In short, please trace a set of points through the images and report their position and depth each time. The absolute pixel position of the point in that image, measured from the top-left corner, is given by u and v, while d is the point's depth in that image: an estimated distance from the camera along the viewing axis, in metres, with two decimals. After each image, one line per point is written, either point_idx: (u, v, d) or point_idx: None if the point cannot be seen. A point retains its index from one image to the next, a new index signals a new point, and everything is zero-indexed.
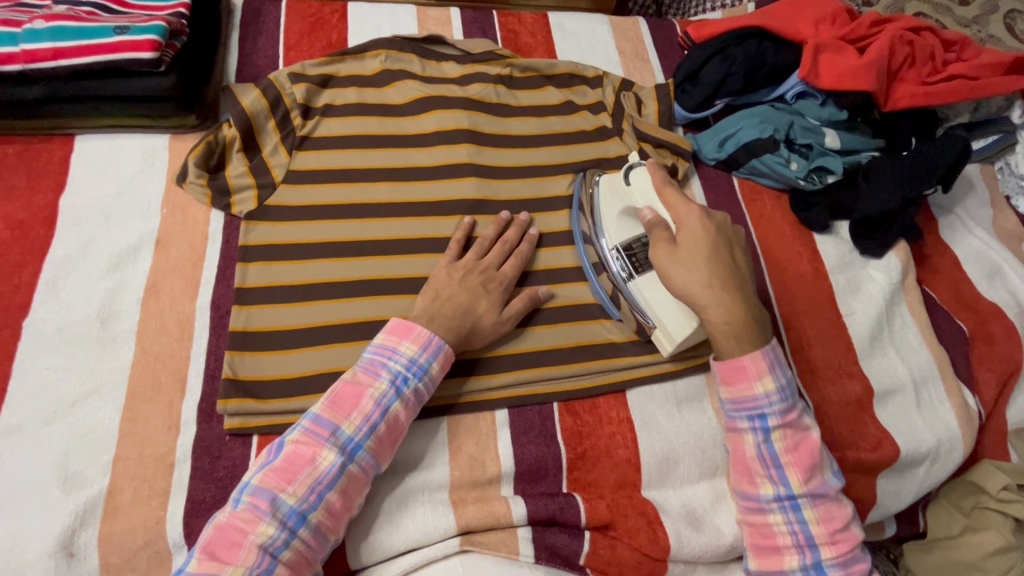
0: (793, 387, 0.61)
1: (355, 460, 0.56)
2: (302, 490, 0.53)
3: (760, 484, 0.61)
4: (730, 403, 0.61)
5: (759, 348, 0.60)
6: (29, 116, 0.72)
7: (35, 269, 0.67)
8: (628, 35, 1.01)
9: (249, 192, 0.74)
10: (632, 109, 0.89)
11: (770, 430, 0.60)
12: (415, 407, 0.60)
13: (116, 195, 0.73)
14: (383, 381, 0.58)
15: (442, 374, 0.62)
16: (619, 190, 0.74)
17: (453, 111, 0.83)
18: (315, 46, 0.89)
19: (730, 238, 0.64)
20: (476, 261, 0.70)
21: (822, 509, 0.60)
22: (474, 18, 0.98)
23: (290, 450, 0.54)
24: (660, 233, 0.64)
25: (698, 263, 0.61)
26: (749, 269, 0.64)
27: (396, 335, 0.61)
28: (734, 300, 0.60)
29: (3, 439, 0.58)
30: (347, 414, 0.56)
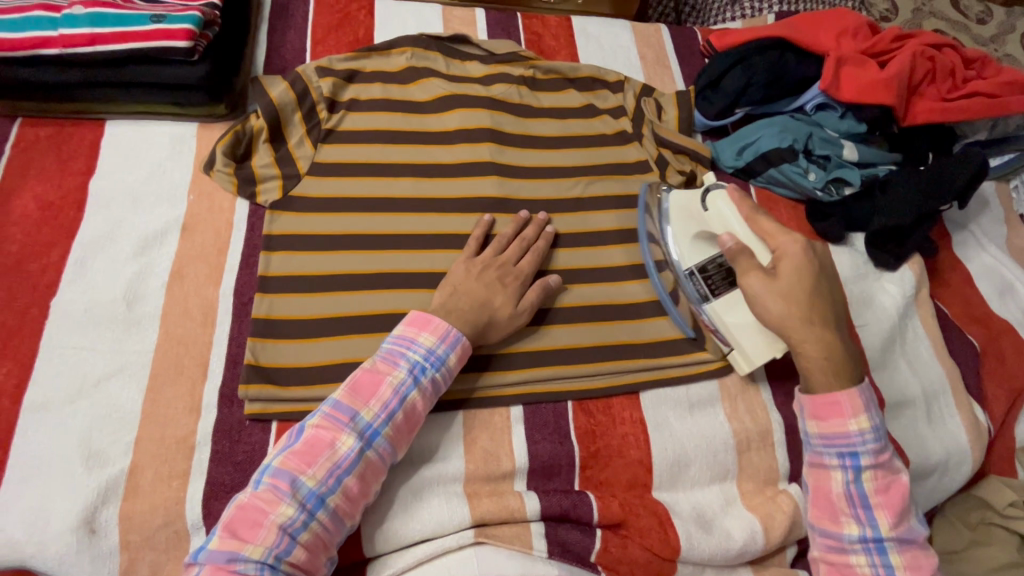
0: (887, 428, 0.60)
1: (373, 446, 0.56)
2: (321, 473, 0.53)
3: (845, 524, 0.60)
4: (821, 437, 0.61)
5: (856, 383, 0.61)
6: (63, 100, 0.74)
7: (64, 250, 0.68)
8: (650, 42, 1.02)
9: (274, 182, 0.75)
10: (653, 114, 0.90)
11: (862, 469, 0.60)
12: (432, 397, 0.61)
13: (144, 180, 0.74)
14: (401, 370, 0.59)
15: (460, 366, 0.63)
16: (694, 212, 0.73)
17: (476, 110, 0.84)
18: (341, 41, 0.90)
19: (828, 270, 0.65)
20: (494, 257, 0.70)
21: (910, 555, 0.59)
22: (499, 19, 0.99)
23: (309, 435, 0.55)
24: (749, 263, 0.64)
25: (799, 298, 0.62)
26: (843, 304, 0.65)
27: (414, 326, 0.62)
28: (829, 335, 0.61)
29: (29, 415, 0.59)
30: (366, 400, 0.57)
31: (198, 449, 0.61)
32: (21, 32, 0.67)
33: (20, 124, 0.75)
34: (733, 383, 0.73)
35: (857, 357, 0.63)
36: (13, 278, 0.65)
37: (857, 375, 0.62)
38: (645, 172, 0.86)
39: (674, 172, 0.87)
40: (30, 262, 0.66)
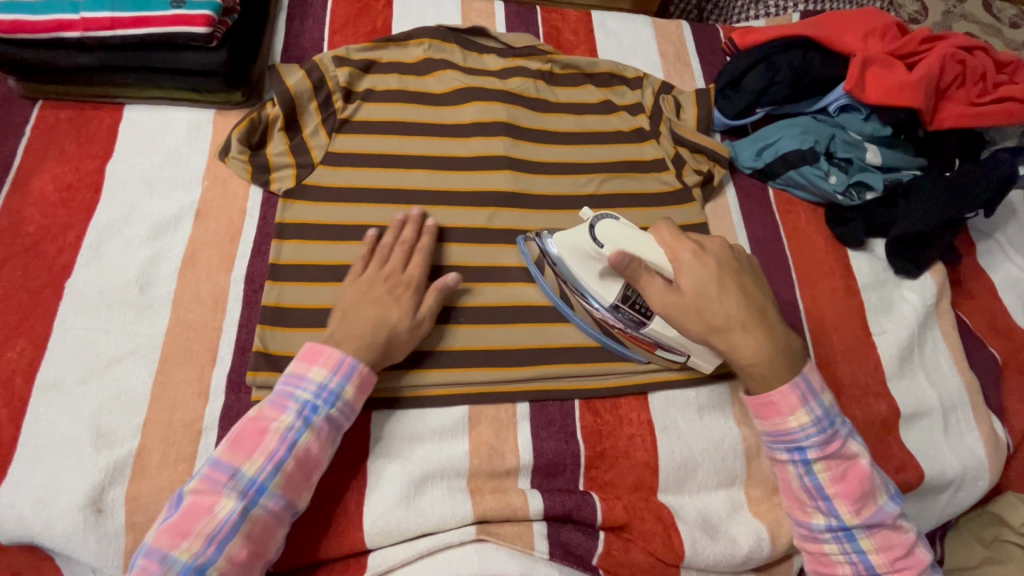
0: (832, 416, 0.60)
1: (260, 502, 0.53)
2: (197, 543, 0.50)
3: (811, 515, 0.61)
4: (768, 437, 0.62)
5: (787, 378, 0.61)
6: (83, 83, 0.74)
7: (80, 232, 0.68)
8: (671, 38, 1.00)
9: (288, 170, 0.75)
10: (671, 112, 0.88)
11: (811, 463, 0.60)
12: (330, 436, 0.58)
13: (160, 165, 0.74)
14: (289, 413, 0.56)
15: (360, 397, 0.60)
16: (591, 254, 0.66)
17: (492, 103, 0.83)
18: (359, 32, 0.90)
19: (731, 267, 0.64)
20: (382, 269, 0.66)
21: (879, 536, 0.60)
22: (518, 12, 0.98)
23: (186, 503, 0.51)
24: (651, 275, 0.63)
25: (706, 306, 0.62)
26: (764, 296, 0.65)
27: (305, 360, 0.59)
28: (759, 334, 0.62)
29: (42, 393, 0.60)
30: (249, 453, 0.54)
31: (204, 433, 0.61)
32: (43, 15, 0.68)
33: (41, 106, 0.76)
34: None
35: (794, 348, 0.63)
36: (30, 258, 0.66)
37: (790, 368, 0.62)
38: (661, 170, 0.85)
39: (690, 172, 0.85)
40: (46, 243, 0.67)
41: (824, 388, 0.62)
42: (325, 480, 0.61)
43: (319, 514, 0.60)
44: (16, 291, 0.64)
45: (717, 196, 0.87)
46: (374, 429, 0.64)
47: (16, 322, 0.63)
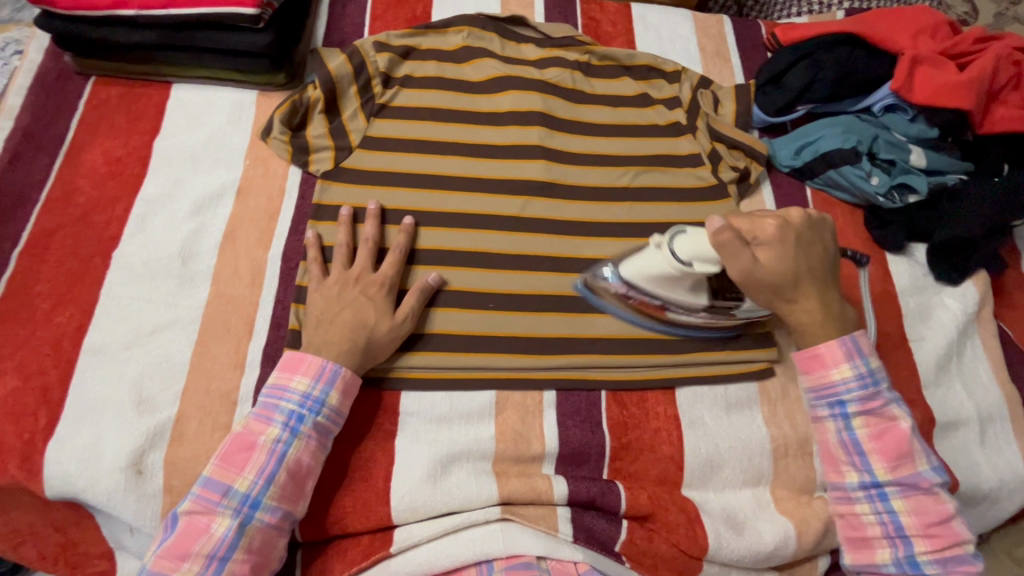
0: (877, 373, 0.61)
1: (254, 517, 0.54)
2: (197, 564, 0.51)
3: (845, 473, 0.61)
4: (810, 391, 0.63)
5: (833, 335, 0.62)
6: (134, 61, 0.77)
7: (127, 204, 0.71)
8: (711, 33, 0.99)
9: (327, 153, 0.76)
10: (709, 107, 0.87)
11: (851, 418, 0.61)
12: (320, 442, 0.58)
13: (204, 143, 0.76)
14: (276, 424, 0.57)
15: (346, 400, 0.61)
16: (676, 274, 0.62)
17: (529, 93, 0.83)
18: (399, 18, 0.91)
19: (811, 236, 0.63)
20: (348, 271, 0.66)
21: (914, 500, 0.59)
22: (557, 3, 0.98)
23: (183, 524, 0.53)
24: (741, 250, 0.59)
25: (782, 275, 0.61)
26: (830, 263, 0.65)
27: (287, 371, 0.60)
28: (814, 298, 0.63)
29: (88, 358, 0.62)
30: (239, 469, 0.55)
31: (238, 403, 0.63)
32: None
33: (94, 82, 0.78)
34: (773, 386, 0.71)
35: (847, 313, 0.64)
36: (80, 227, 0.69)
37: (841, 332, 0.63)
38: (697, 165, 0.84)
39: (727, 168, 0.84)
40: (96, 214, 0.70)
41: (874, 351, 0.63)
42: (353, 455, 0.62)
43: (347, 487, 0.61)
44: (66, 259, 0.67)
45: (752, 193, 0.86)
46: (402, 408, 0.65)
47: (66, 288, 0.65)
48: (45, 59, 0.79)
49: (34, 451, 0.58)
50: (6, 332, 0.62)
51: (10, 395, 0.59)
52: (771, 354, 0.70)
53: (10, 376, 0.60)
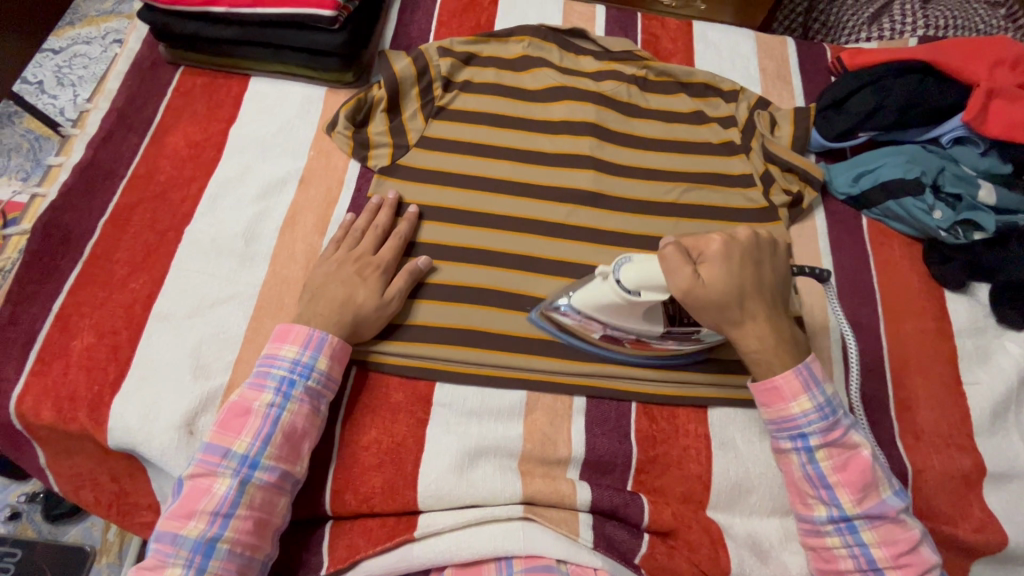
0: (834, 403, 0.59)
1: (254, 476, 0.57)
2: (202, 521, 0.54)
3: (812, 506, 0.60)
4: (771, 424, 0.61)
5: (789, 366, 0.60)
6: (219, 54, 0.83)
7: (201, 185, 0.76)
8: (773, 54, 0.98)
9: (385, 150, 0.80)
10: (765, 128, 0.86)
11: (814, 450, 0.59)
12: (313, 406, 0.61)
13: (274, 133, 0.81)
14: (269, 391, 0.60)
15: (335, 367, 0.63)
16: (623, 303, 0.61)
17: (583, 104, 0.85)
18: (464, 25, 0.94)
19: (756, 253, 0.61)
20: (350, 252, 0.70)
21: (882, 530, 0.57)
22: (618, 17, 0.99)
23: (188, 487, 0.56)
24: (683, 265, 0.57)
25: (727, 295, 0.58)
26: (780, 284, 0.62)
27: (277, 341, 0.63)
28: (766, 322, 0.60)
29: (156, 323, 0.67)
30: (236, 433, 0.58)
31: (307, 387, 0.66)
32: None
33: (181, 71, 0.85)
34: None
35: (799, 335, 0.62)
36: (158, 203, 0.74)
37: (795, 357, 0.61)
38: (747, 186, 0.83)
39: (778, 191, 0.83)
40: (173, 191, 0.75)
41: (828, 376, 0.61)
42: (386, 438, 0.64)
43: (377, 468, 0.63)
44: (144, 231, 0.72)
45: (804, 219, 0.84)
46: (435, 399, 0.67)
47: (142, 257, 0.71)
48: (142, 49, 0.86)
49: (102, 404, 0.63)
50: (86, 293, 0.68)
51: (85, 351, 0.65)
52: None
53: (87, 332, 0.66)
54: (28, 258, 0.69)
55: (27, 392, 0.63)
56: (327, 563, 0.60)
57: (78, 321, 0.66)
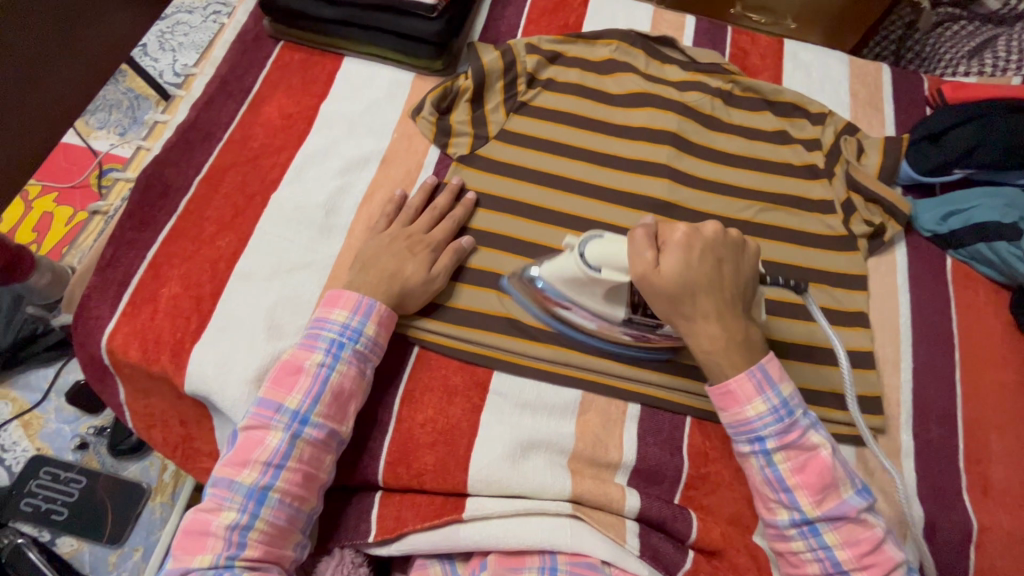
0: (789, 403, 0.57)
1: (304, 431, 0.59)
2: (255, 470, 0.57)
3: (775, 510, 0.57)
4: (729, 428, 0.59)
5: (743, 368, 0.59)
6: (319, 33, 0.86)
7: (290, 154, 0.79)
8: (866, 80, 0.95)
9: (465, 139, 0.82)
10: (851, 154, 0.84)
11: (770, 453, 0.57)
12: (360, 369, 0.63)
13: (362, 112, 0.84)
14: (319, 352, 0.62)
15: (382, 332, 0.65)
16: (584, 278, 0.62)
17: (665, 113, 0.84)
18: (552, 24, 0.95)
19: (718, 253, 0.59)
20: (403, 228, 0.72)
21: (844, 531, 0.55)
22: (707, 29, 0.98)
23: (242, 439, 0.59)
24: (644, 248, 0.58)
25: (680, 287, 0.58)
26: (743, 289, 0.61)
27: (327, 306, 0.65)
28: (721, 323, 0.59)
29: (238, 281, 0.71)
30: (288, 390, 0.60)
31: None
32: None
33: (282, 45, 0.88)
34: (872, 457, 0.70)
35: (758, 338, 0.61)
36: (249, 167, 0.78)
37: (748, 359, 0.59)
38: (827, 213, 0.81)
39: (860, 221, 0.80)
40: (264, 159, 0.79)
41: (784, 376, 0.59)
42: (441, 418, 0.65)
43: (430, 447, 0.64)
44: (234, 192, 0.76)
45: (884, 251, 0.81)
46: (492, 387, 0.67)
47: (230, 217, 0.74)
48: (247, 21, 0.91)
49: (183, 350, 0.67)
50: (177, 245, 0.72)
51: (172, 299, 0.69)
52: (874, 422, 0.70)
53: (175, 282, 0.70)
54: (131, 207, 0.74)
55: (117, 330, 0.67)
56: (374, 529, 0.62)
57: (169, 270, 0.70)
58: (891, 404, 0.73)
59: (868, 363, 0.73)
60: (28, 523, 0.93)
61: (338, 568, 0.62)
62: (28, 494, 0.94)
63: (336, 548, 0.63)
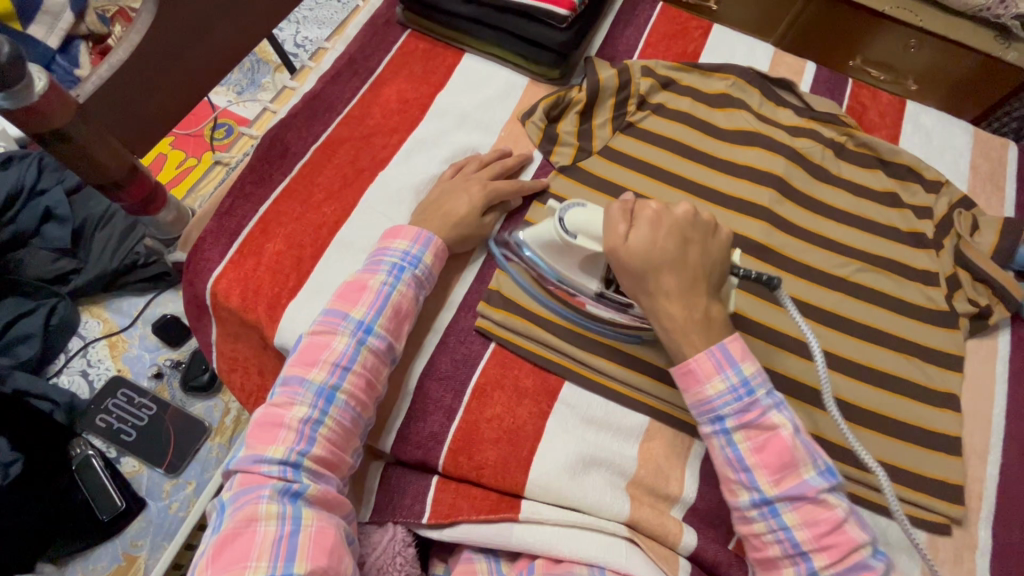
0: (748, 382, 0.57)
1: (367, 340, 0.62)
2: (324, 370, 0.60)
3: (736, 491, 0.57)
4: (692, 408, 0.59)
5: (701, 347, 0.59)
6: (447, 27, 0.89)
7: (401, 137, 0.82)
8: (989, 155, 0.90)
9: (569, 149, 0.83)
10: (964, 229, 0.80)
11: (730, 433, 0.57)
12: (416, 292, 0.67)
13: (474, 107, 0.86)
14: (381, 273, 0.66)
15: (436, 263, 0.70)
16: (560, 242, 0.65)
17: (773, 155, 0.82)
18: (670, 51, 0.95)
19: (687, 236, 0.60)
20: (472, 172, 0.77)
21: (803, 511, 0.54)
22: (828, 79, 0.96)
23: (307, 342, 0.62)
24: (617, 221, 0.61)
25: (640, 258, 0.59)
26: (709, 267, 0.61)
27: (388, 237, 0.69)
28: (683, 301, 0.59)
29: (336, 248, 0.74)
30: (353, 303, 0.64)
31: (434, 329, 0.71)
32: None
33: (408, 34, 0.92)
34: (945, 547, 0.66)
35: (721, 320, 0.61)
36: (362, 144, 0.81)
37: (710, 339, 0.59)
38: (930, 285, 0.77)
39: (963, 299, 0.77)
40: (377, 138, 0.82)
41: (748, 356, 0.58)
42: (508, 417, 0.66)
43: (494, 443, 0.65)
44: (345, 165, 0.79)
45: (986, 334, 0.77)
46: (561, 396, 0.68)
47: (338, 187, 0.77)
48: (381, 6, 0.95)
49: (278, 304, 0.70)
50: (286, 206, 0.76)
51: (275, 256, 0.72)
52: (953, 511, 0.66)
53: (279, 240, 0.73)
54: (252, 163, 0.79)
55: (223, 276, 0.72)
56: (428, 512, 0.63)
57: (276, 227, 0.74)
58: (973, 495, 0.69)
59: (954, 448, 0.69)
60: (98, 437, 1.03)
61: (390, 544, 0.63)
62: (104, 410, 1.05)
63: (390, 523, 0.64)
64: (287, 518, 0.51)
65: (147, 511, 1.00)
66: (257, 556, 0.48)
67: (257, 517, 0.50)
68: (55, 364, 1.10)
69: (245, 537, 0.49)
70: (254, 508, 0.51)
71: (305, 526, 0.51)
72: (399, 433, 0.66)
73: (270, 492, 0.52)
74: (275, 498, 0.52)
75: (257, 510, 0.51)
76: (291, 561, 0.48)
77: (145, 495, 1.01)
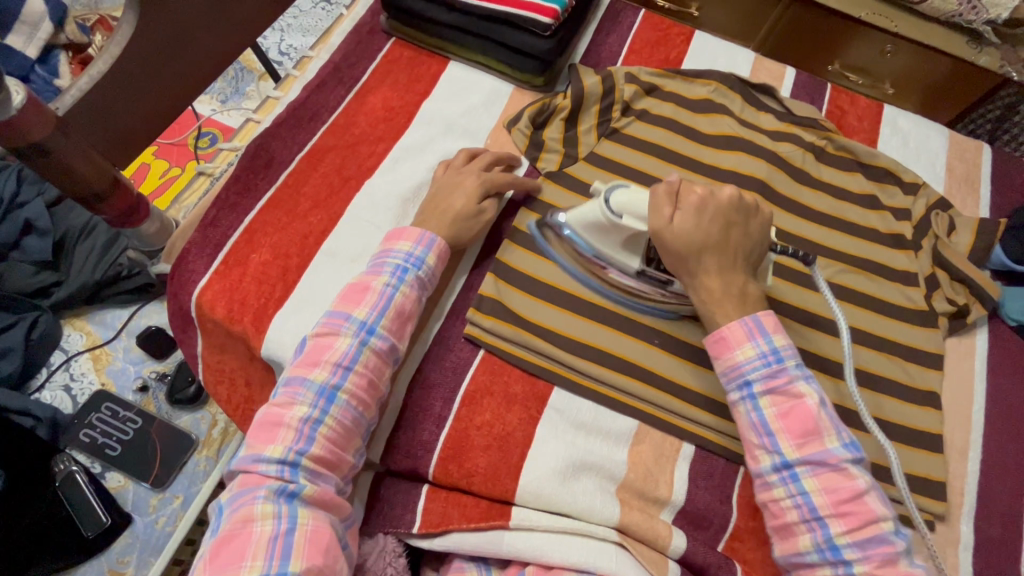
0: (778, 351, 0.58)
1: (371, 341, 0.62)
2: (326, 369, 0.59)
3: (758, 457, 0.58)
4: (720, 375, 0.61)
5: (735, 316, 0.61)
6: (431, 35, 0.90)
7: (387, 145, 0.82)
8: (965, 157, 0.93)
9: (555, 156, 0.84)
10: (942, 229, 0.82)
11: (757, 398, 0.58)
12: (420, 293, 0.67)
13: (460, 115, 0.87)
14: (385, 274, 0.66)
15: (440, 265, 0.69)
16: (606, 223, 0.67)
17: (756, 160, 0.84)
18: (652, 58, 0.97)
19: (732, 216, 0.63)
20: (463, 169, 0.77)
21: (824, 478, 0.55)
22: (807, 84, 0.98)
23: (313, 343, 0.62)
24: (663, 204, 0.62)
25: (688, 240, 0.61)
26: (749, 248, 0.64)
27: (390, 239, 0.69)
28: (722, 278, 0.62)
29: (323, 258, 0.73)
30: (356, 304, 0.64)
31: (422, 337, 0.71)
32: None
33: (392, 42, 0.92)
34: None
35: (756, 296, 0.63)
36: (348, 152, 0.81)
37: (744, 311, 0.61)
38: (909, 285, 0.79)
39: (941, 298, 0.78)
40: (362, 146, 0.82)
41: (781, 328, 0.60)
42: (497, 424, 0.66)
43: (485, 450, 0.65)
44: (331, 174, 0.79)
45: (964, 333, 0.79)
46: (551, 402, 0.68)
47: (324, 196, 0.77)
48: (365, 15, 0.95)
49: (265, 315, 0.70)
50: (272, 216, 0.75)
51: (261, 265, 0.72)
52: (935, 508, 0.68)
53: (266, 250, 0.73)
54: (237, 173, 0.78)
55: (208, 286, 0.71)
56: (419, 521, 0.63)
57: (262, 237, 0.74)
58: (955, 491, 0.70)
59: (936, 445, 0.71)
60: (83, 452, 1.02)
61: (381, 554, 0.63)
62: (88, 425, 1.04)
63: (380, 534, 0.64)
64: (283, 517, 0.51)
65: (133, 526, 0.98)
66: (251, 556, 0.48)
67: (252, 517, 0.50)
68: (37, 379, 1.09)
69: (240, 537, 0.49)
70: (250, 508, 0.51)
71: (301, 525, 0.51)
72: (389, 443, 0.66)
73: (266, 493, 0.52)
74: (271, 498, 0.52)
75: (253, 510, 0.51)
76: (286, 559, 0.48)
77: (131, 510, 0.99)
